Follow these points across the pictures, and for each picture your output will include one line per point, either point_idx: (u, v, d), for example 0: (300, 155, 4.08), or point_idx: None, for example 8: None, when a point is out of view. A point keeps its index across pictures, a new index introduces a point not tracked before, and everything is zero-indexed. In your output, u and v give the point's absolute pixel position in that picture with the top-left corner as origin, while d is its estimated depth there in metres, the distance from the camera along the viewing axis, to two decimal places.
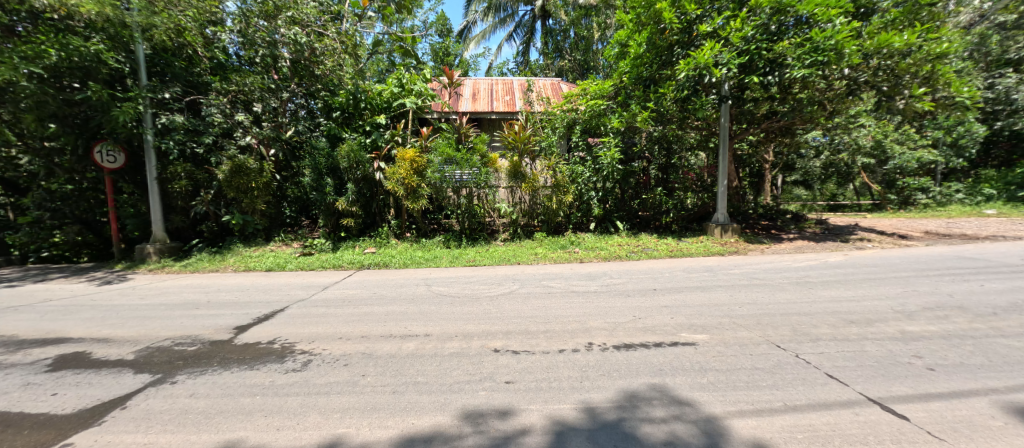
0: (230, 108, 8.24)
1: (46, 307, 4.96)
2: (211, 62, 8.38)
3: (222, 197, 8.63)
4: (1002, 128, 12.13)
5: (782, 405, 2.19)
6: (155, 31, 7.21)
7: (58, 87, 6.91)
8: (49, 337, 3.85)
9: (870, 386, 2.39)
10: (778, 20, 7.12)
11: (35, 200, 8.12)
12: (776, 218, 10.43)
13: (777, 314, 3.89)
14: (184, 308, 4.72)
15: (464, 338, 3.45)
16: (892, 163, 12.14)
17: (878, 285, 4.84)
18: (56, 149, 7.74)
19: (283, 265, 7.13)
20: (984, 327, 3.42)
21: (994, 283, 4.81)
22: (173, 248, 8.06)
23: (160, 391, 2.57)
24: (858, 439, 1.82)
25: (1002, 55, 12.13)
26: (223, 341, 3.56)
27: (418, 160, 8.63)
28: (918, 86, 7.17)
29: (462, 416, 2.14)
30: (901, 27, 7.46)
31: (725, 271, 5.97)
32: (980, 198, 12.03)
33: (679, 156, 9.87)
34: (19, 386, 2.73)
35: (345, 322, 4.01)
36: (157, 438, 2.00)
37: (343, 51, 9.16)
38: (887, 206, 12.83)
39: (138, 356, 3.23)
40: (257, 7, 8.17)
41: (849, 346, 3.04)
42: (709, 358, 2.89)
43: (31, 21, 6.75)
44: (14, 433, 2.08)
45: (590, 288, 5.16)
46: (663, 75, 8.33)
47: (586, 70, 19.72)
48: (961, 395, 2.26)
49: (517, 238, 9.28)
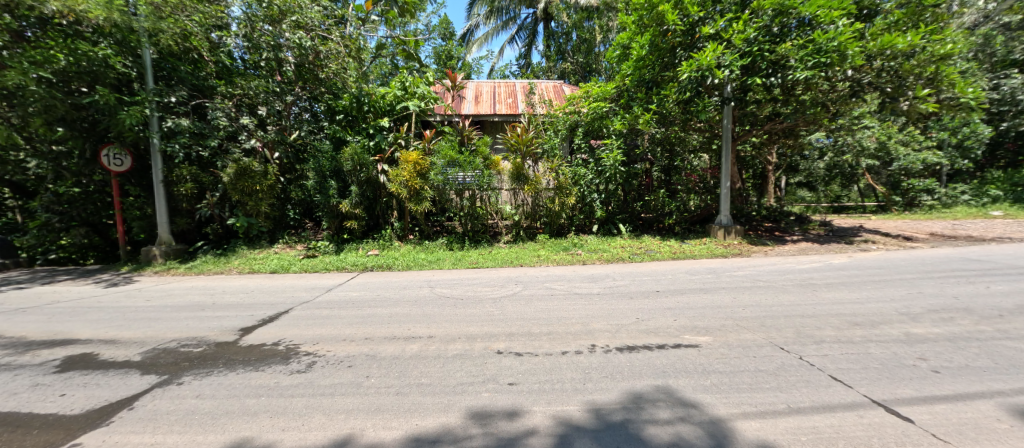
0: (235, 112, 8.46)
1: (53, 310, 5.00)
2: (217, 66, 8.50)
3: (227, 200, 8.71)
4: (1008, 129, 12.08)
5: (785, 407, 2.19)
6: (162, 37, 7.32)
7: (66, 91, 6.94)
8: (57, 338, 3.89)
9: (874, 389, 2.38)
10: (780, 22, 7.17)
11: (43, 203, 8.23)
12: (779, 220, 10.40)
13: (781, 316, 3.87)
14: (189, 310, 4.76)
15: (467, 340, 3.47)
16: (897, 164, 12.06)
17: (883, 287, 4.81)
18: (64, 153, 7.87)
19: (287, 267, 7.18)
20: (990, 330, 3.39)
21: (1000, 285, 4.77)
22: (178, 251, 8.11)
23: (167, 392, 2.60)
24: (861, 442, 1.82)
25: (1008, 56, 12.01)
26: (229, 342, 3.60)
27: (420, 163, 8.66)
28: (922, 87, 7.09)
29: (469, 416, 2.17)
30: (905, 28, 7.42)
31: (727, 273, 5.94)
32: (986, 199, 11.94)
33: (682, 157, 9.91)
34: (29, 386, 2.78)
35: (348, 324, 4.03)
36: (165, 438, 2.02)
37: (347, 55, 9.22)
38: (892, 208, 12.65)
39: (145, 357, 3.27)
40: (262, 11, 8.24)
41: (853, 348, 3.03)
42: (712, 360, 2.89)
43: (40, 27, 6.84)
44: (24, 433, 2.11)
45: (593, 290, 5.15)
46: (665, 77, 8.36)
47: (587, 73, 19.71)
48: (966, 398, 2.24)
49: (520, 240, 9.31)
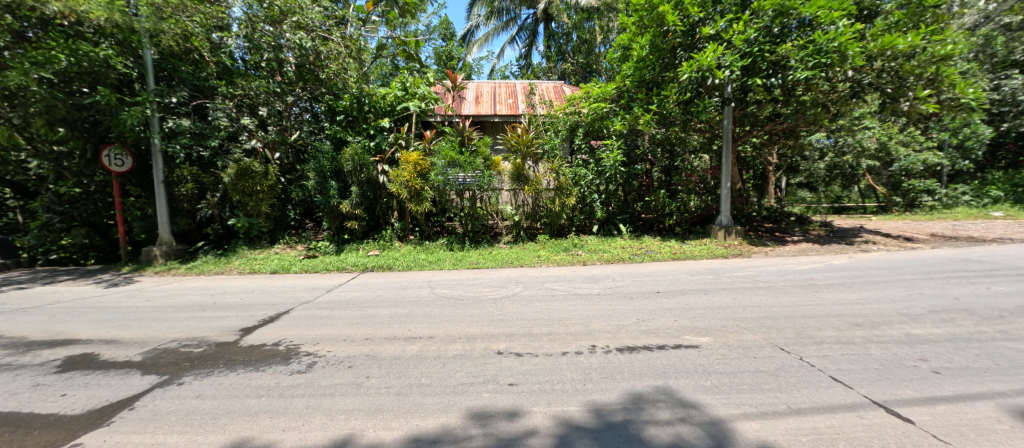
0: (235, 112, 8.51)
1: (53, 310, 5.00)
2: (217, 66, 8.52)
3: (228, 200, 8.72)
4: (1009, 129, 12.08)
5: (785, 408, 2.19)
6: (163, 37, 7.34)
7: (67, 91, 6.96)
8: (58, 338, 3.90)
9: (875, 389, 2.38)
10: (781, 22, 7.15)
11: (44, 203, 8.25)
12: (780, 220, 10.40)
13: (782, 317, 3.87)
14: (190, 310, 4.76)
15: (467, 341, 3.47)
16: (898, 164, 12.22)
17: (883, 288, 4.81)
18: (64, 154, 7.89)
19: (288, 268, 7.17)
20: (990, 331, 3.39)
21: (1000, 286, 4.77)
22: (178, 251, 8.12)
23: (167, 392, 2.61)
24: (862, 442, 1.82)
25: (1009, 57, 12.00)
26: (229, 342, 3.60)
27: (421, 164, 8.68)
28: (923, 88, 7.07)
29: (469, 416, 2.17)
30: (906, 29, 7.42)
31: (728, 273, 5.94)
32: (986, 200, 11.94)
33: (682, 158, 9.95)
34: (30, 386, 2.78)
35: (349, 324, 4.04)
36: (166, 439, 2.02)
37: (347, 56, 9.22)
38: (892, 208, 12.63)
39: (146, 357, 3.27)
40: (264, 12, 8.26)
41: (854, 349, 3.03)
42: (712, 360, 2.89)
43: (41, 27, 6.84)
44: (25, 433, 2.12)
45: (593, 290, 5.15)
46: (665, 78, 8.37)
47: (587, 74, 19.70)
48: (966, 399, 2.24)
49: (520, 240, 9.31)
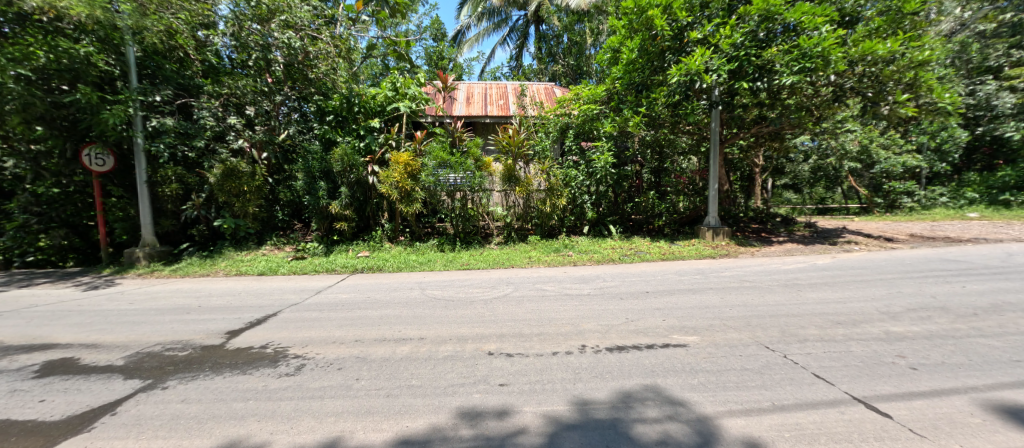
0: (221, 111, 8.27)
1: (30, 314, 4.84)
2: (202, 65, 8.44)
3: (213, 201, 8.54)
4: (983, 133, 12.50)
5: (770, 405, 2.23)
6: (146, 34, 7.17)
7: (45, 88, 6.80)
8: (35, 343, 3.78)
9: (855, 386, 2.45)
10: (767, 27, 7.28)
11: (20, 203, 7.94)
12: (766, 221, 10.63)
13: (767, 316, 3.95)
14: (174, 313, 4.66)
15: (458, 342, 3.46)
16: (878, 166, 12.53)
17: (865, 287, 4.93)
18: (42, 153, 7.72)
19: (275, 269, 7.08)
20: (965, 328, 3.51)
21: (974, 284, 4.95)
22: (162, 252, 7.96)
23: (151, 397, 2.55)
24: (843, 437, 1.87)
25: (983, 63, 12.43)
26: (215, 345, 3.53)
27: (412, 164, 8.64)
28: (902, 92, 7.35)
29: (458, 416, 2.18)
30: (885, 35, 7.63)
31: (715, 273, 6.05)
32: (963, 201, 12.34)
33: (672, 160, 10.13)
34: (5, 393, 2.69)
35: (338, 326, 4.00)
36: (150, 444, 1.99)
37: (337, 55, 9.09)
38: (874, 209, 13.07)
39: (128, 362, 3.19)
40: (250, 10, 8.14)
41: (836, 347, 3.11)
42: (699, 359, 2.94)
43: (18, 23, 6.61)
44: (1, 440, 2.05)
45: (583, 291, 5.20)
46: (655, 81, 8.42)
47: (579, 75, 19.73)
48: (942, 394, 2.32)
49: (511, 241, 9.35)
